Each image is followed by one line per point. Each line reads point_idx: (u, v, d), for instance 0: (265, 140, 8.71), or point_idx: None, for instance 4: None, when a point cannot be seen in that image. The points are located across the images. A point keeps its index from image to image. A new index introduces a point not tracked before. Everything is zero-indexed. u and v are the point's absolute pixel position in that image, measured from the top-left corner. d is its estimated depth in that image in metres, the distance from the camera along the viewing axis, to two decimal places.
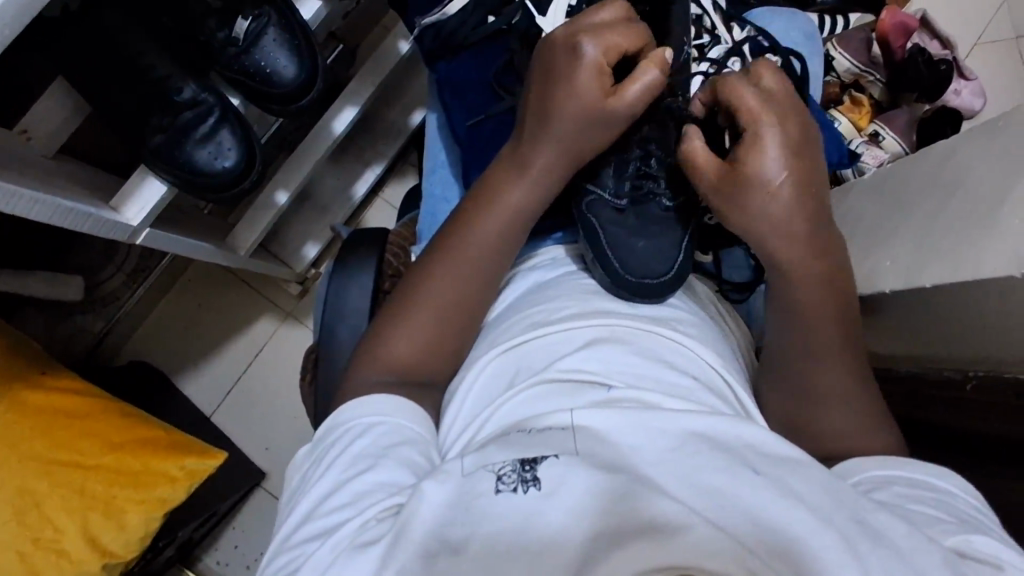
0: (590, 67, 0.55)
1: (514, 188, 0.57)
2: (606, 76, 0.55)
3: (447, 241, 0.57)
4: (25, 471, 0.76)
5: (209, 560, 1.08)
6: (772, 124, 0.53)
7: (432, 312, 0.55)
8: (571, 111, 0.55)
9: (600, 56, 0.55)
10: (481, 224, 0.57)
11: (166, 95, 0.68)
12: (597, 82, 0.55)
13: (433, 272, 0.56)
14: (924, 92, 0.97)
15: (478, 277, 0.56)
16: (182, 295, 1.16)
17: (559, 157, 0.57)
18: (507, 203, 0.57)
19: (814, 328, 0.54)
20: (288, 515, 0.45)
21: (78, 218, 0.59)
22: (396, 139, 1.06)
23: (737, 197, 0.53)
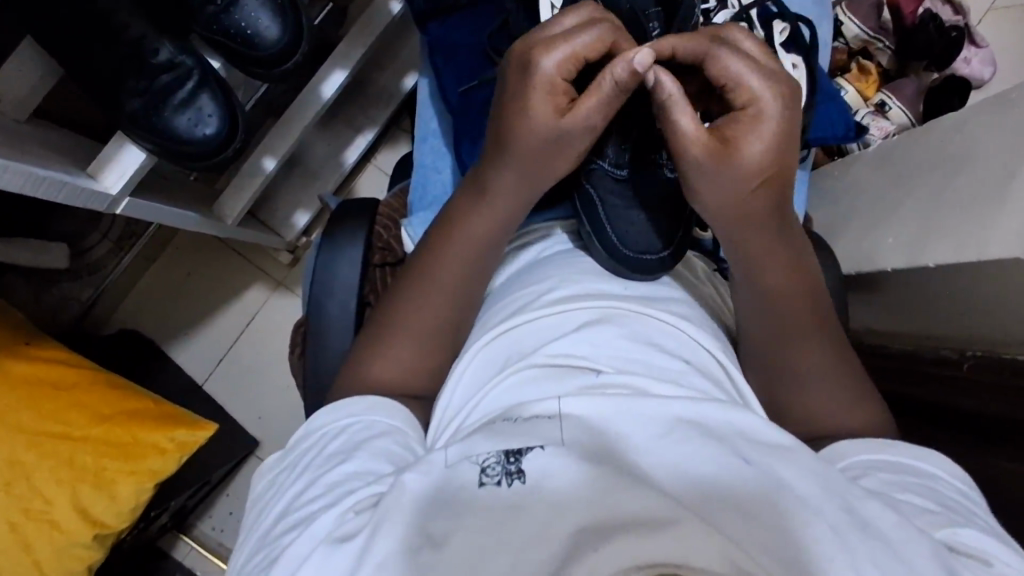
0: (543, 86, 0.51)
1: (475, 214, 0.56)
2: (561, 90, 0.52)
3: (417, 264, 0.57)
4: (13, 441, 0.76)
5: (204, 526, 1.09)
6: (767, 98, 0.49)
7: (407, 337, 0.54)
8: (524, 138, 0.53)
9: (554, 71, 0.51)
10: (443, 251, 0.56)
11: (142, 57, 0.65)
12: (550, 99, 0.52)
13: (407, 303, 0.55)
14: (934, 60, 0.94)
15: (448, 303, 0.55)
16: (170, 264, 1.14)
17: (520, 182, 0.55)
18: (468, 224, 0.56)
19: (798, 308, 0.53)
20: (265, 513, 0.44)
21: (53, 186, 0.56)
22: (388, 104, 1.02)
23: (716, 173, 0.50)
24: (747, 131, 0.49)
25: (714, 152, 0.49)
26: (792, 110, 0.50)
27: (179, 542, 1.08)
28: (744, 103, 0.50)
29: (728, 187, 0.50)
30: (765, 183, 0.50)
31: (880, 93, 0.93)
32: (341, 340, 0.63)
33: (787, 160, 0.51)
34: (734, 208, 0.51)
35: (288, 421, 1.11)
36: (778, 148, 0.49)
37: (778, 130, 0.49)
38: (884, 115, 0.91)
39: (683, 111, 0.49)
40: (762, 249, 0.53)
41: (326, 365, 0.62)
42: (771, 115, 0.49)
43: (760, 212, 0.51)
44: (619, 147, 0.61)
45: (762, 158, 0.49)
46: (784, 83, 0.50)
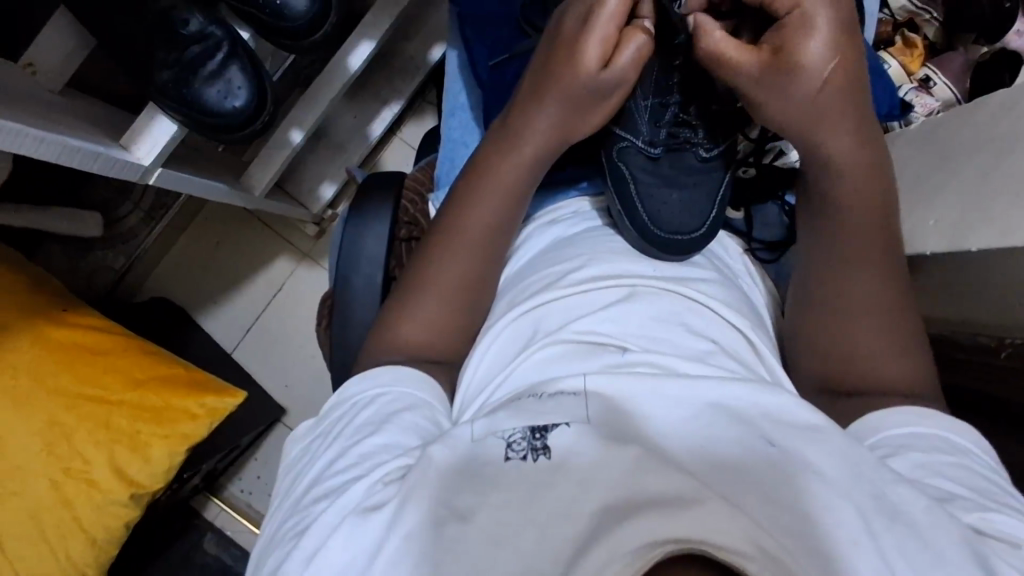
0: (601, 27, 0.54)
1: (505, 164, 0.57)
2: (611, 38, 0.54)
3: (445, 229, 0.57)
4: (53, 403, 0.79)
5: (234, 489, 1.13)
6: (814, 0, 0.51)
7: (435, 303, 0.54)
8: (565, 86, 0.55)
9: (608, 20, 0.53)
10: (473, 206, 0.56)
11: (172, 27, 0.65)
12: (603, 44, 0.54)
13: (433, 264, 0.56)
14: (985, 32, 0.87)
15: (478, 264, 0.56)
16: (199, 234, 1.16)
17: (551, 135, 0.57)
18: (487, 181, 0.57)
19: (855, 250, 0.53)
20: (295, 481, 0.45)
21: (88, 158, 0.57)
22: (415, 76, 1.01)
23: (775, 82, 0.52)
24: (797, 34, 0.51)
25: (762, 60, 0.52)
26: (838, 6, 0.51)
27: (210, 504, 1.12)
28: (786, 12, 0.52)
29: (793, 93, 0.52)
30: (837, 77, 0.52)
31: (925, 68, 0.89)
32: (368, 313, 0.63)
33: (847, 51, 0.52)
34: (811, 108, 0.52)
35: (313, 390, 1.13)
36: (835, 40, 0.51)
37: (831, 21, 0.51)
38: (929, 91, 0.87)
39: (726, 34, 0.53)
40: (844, 144, 0.53)
41: (353, 337, 0.63)
42: (817, 11, 0.51)
43: (835, 107, 0.52)
44: (653, 124, 0.60)
45: (821, 53, 0.51)
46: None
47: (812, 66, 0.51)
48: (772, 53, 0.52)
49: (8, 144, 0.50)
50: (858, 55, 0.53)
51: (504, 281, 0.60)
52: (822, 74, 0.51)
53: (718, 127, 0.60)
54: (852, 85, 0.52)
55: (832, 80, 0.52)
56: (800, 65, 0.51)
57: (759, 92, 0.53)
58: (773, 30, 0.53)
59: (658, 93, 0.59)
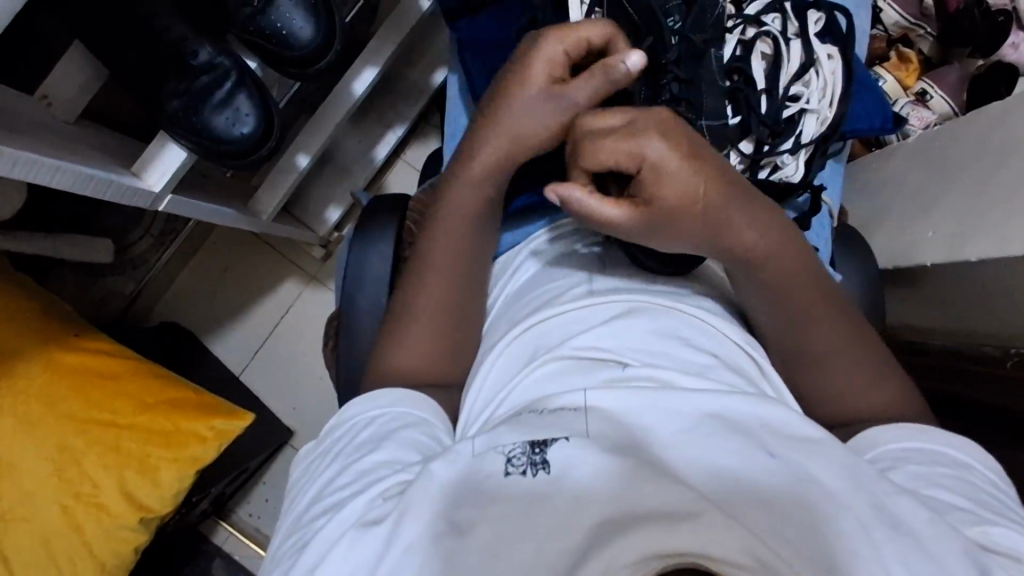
0: (542, 57, 0.53)
1: (462, 189, 0.57)
2: (556, 65, 0.53)
3: (426, 251, 0.57)
4: (64, 428, 0.80)
5: (242, 513, 1.12)
6: (655, 148, 0.46)
7: (429, 326, 0.55)
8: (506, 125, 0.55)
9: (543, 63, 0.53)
10: (440, 244, 0.57)
11: (183, 59, 0.67)
12: (547, 73, 0.53)
13: (420, 288, 0.57)
14: (979, 47, 0.88)
15: (454, 291, 0.56)
16: (207, 258, 1.17)
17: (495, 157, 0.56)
18: (444, 223, 0.58)
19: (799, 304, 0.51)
20: (298, 498, 0.46)
21: (100, 186, 0.59)
22: (418, 99, 1.04)
23: (658, 235, 0.48)
24: (661, 186, 0.46)
25: (638, 223, 0.48)
26: (674, 141, 0.46)
27: (218, 528, 1.12)
28: (637, 168, 0.47)
29: (679, 237, 0.48)
30: (713, 204, 0.47)
31: (921, 81, 0.90)
32: (373, 333, 0.64)
33: (710, 172, 0.47)
34: (704, 230, 0.48)
35: (320, 412, 1.14)
36: (695, 168, 0.46)
37: (681, 159, 0.46)
38: (925, 104, 0.88)
39: (605, 204, 0.48)
40: (750, 231, 0.49)
41: (358, 357, 0.64)
42: (666, 161, 0.46)
43: (729, 219, 0.48)
44: None
45: (690, 189, 0.46)
46: (649, 125, 0.46)
47: (686, 208, 0.47)
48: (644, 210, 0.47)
49: (24, 174, 0.51)
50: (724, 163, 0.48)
51: (502, 298, 0.60)
52: (697, 210, 0.47)
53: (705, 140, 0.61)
54: (732, 191, 0.48)
55: (710, 205, 0.47)
56: (672, 219, 0.47)
57: (647, 239, 0.49)
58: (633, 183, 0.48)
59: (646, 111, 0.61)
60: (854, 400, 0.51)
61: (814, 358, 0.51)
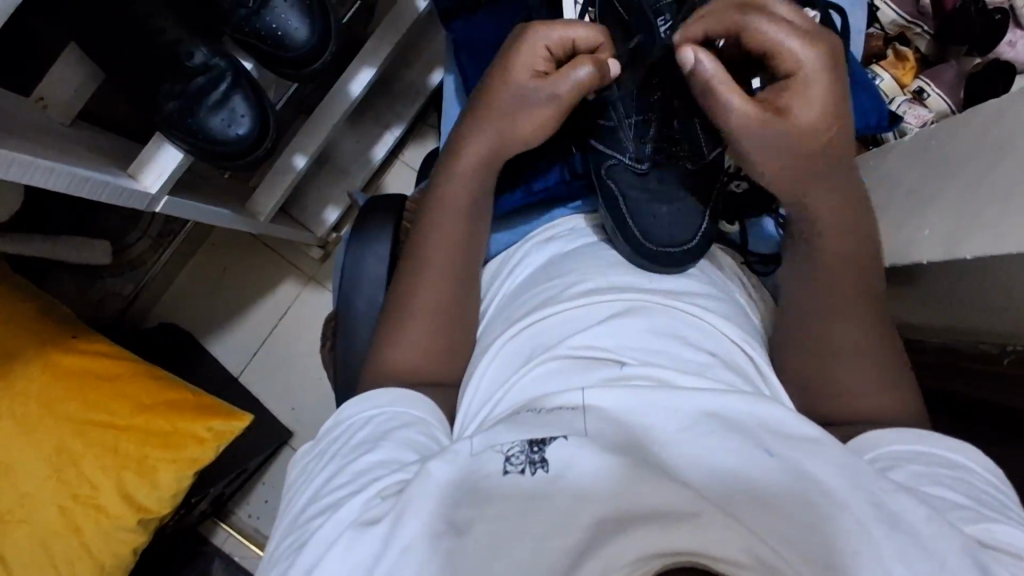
0: (530, 49, 0.56)
1: (451, 183, 0.58)
2: (542, 58, 0.57)
3: (416, 247, 0.58)
4: (62, 429, 0.80)
5: (241, 513, 1.13)
6: (825, 64, 0.50)
7: (422, 323, 0.55)
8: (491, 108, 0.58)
9: (535, 47, 0.56)
10: (433, 235, 0.58)
11: (178, 60, 0.67)
12: (535, 65, 0.57)
13: (411, 284, 0.57)
14: (976, 45, 0.88)
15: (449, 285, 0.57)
16: (205, 259, 1.17)
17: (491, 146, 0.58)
18: (437, 217, 0.58)
19: (836, 281, 0.54)
20: (295, 499, 0.46)
21: (97, 187, 0.59)
22: (416, 100, 1.04)
23: (763, 140, 0.52)
24: (799, 97, 0.51)
25: (763, 118, 0.51)
26: (839, 68, 0.51)
27: (217, 529, 1.12)
28: (790, 73, 0.51)
29: (783, 150, 0.52)
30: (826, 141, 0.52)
31: (918, 80, 0.90)
32: (370, 333, 0.64)
33: (844, 113, 0.52)
34: (805, 158, 0.52)
35: (319, 413, 1.14)
36: (831, 111, 0.51)
37: (829, 81, 0.51)
38: (922, 103, 0.88)
39: (730, 91, 0.51)
40: (829, 207, 0.54)
41: (356, 357, 0.64)
42: (819, 77, 0.51)
43: (825, 161, 0.53)
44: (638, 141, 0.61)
45: (811, 123, 0.51)
46: (831, 42, 0.51)
47: (806, 129, 0.51)
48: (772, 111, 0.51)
49: (20, 176, 0.51)
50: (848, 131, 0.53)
51: (500, 296, 0.60)
52: (819, 138, 0.52)
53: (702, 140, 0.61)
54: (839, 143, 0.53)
55: (825, 145, 0.52)
56: (793, 131, 0.51)
57: (746, 141, 0.52)
58: (773, 88, 0.53)
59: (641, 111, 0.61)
60: (854, 400, 0.51)
61: (819, 347, 0.53)
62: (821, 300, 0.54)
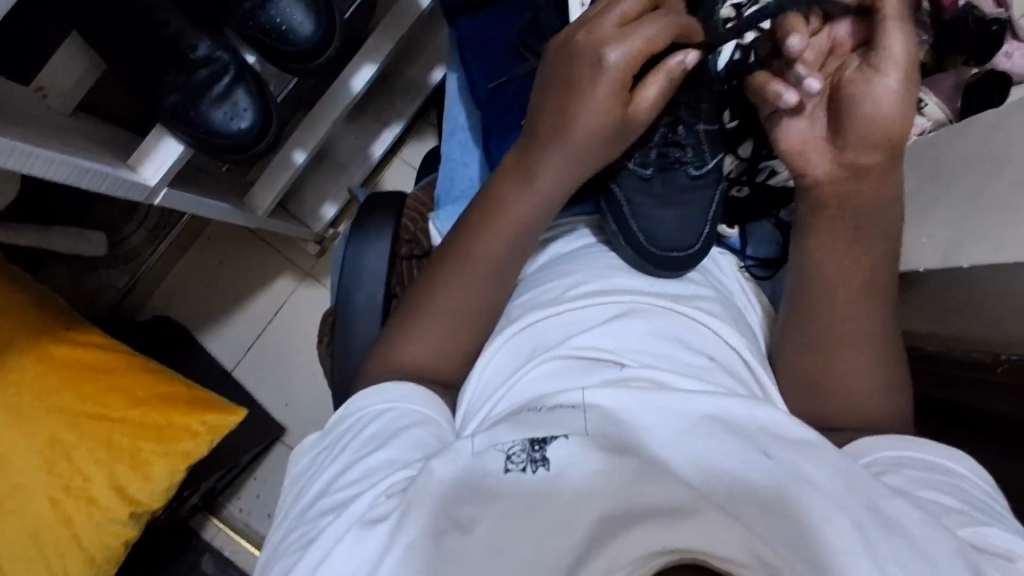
0: (611, 82, 0.51)
1: (517, 201, 0.55)
2: (624, 85, 0.52)
3: (452, 254, 0.56)
4: (55, 422, 0.79)
5: (232, 509, 1.12)
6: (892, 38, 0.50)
7: (440, 327, 0.55)
8: (583, 137, 0.53)
9: (621, 69, 0.51)
10: (487, 243, 0.55)
11: (181, 52, 0.67)
12: (617, 97, 0.52)
13: (442, 285, 0.55)
14: (974, 55, 0.91)
15: (482, 294, 0.55)
16: (202, 251, 1.17)
17: (564, 172, 0.55)
18: (499, 230, 0.56)
19: (835, 279, 0.53)
20: (302, 492, 0.46)
21: (96, 178, 0.58)
22: (416, 97, 1.03)
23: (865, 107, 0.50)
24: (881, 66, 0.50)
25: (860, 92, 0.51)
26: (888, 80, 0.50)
27: (208, 524, 1.12)
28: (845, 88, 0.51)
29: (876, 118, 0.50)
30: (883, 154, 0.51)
31: (916, 89, 0.90)
32: (369, 330, 0.64)
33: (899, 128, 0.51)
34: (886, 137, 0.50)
35: (313, 409, 1.13)
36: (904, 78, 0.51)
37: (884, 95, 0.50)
38: (920, 112, 0.89)
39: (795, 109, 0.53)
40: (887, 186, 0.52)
41: (354, 353, 0.64)
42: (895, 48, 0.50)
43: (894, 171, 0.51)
44: (643, 147, 0.60)
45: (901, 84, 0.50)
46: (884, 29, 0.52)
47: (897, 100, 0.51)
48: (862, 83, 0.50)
49: (20, 166, 0.51)
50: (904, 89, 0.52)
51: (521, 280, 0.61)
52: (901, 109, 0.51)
53: (708, 144, 0.61)
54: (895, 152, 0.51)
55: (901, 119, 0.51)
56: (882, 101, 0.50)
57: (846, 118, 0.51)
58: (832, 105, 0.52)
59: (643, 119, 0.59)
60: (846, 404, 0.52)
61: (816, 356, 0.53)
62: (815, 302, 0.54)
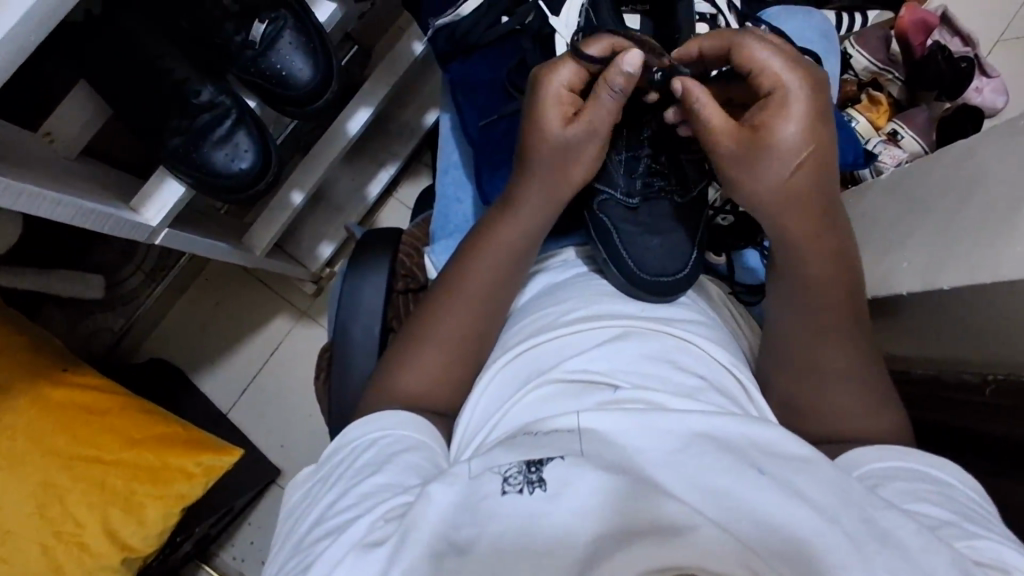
0: (550, 98, 0.56)
1: (507, 229, 0.58)
2: (567, 100, 0.56)
3: (447, 283, 0.58)
4: (47, 465, 0.78)
5: (225, 556, 1.10)
6: (799, 88, 0.51)
7: (434, 355, 0.56)
8: (538, 152, 0.57)
9: (559, 87, 0.56)
10: (477, 272, 0.58)
11: (185, 98, 0.70)
12: (560, 110, 0.56)
13: (436, 314, 0.57)
14: (944, 91, 0.96)
15: (476, 322, 0.57)
16: (199, 293, 1.18)
17: (548, 199, 0.58)
18: (486, 258, 0.58)
19: (813, 301, 0.54)
20: (298, 522, 0.46)
21: (99, 219, 0.60)
22: (410, 139, 1.07)
23: (751, 159, 0.52)
24: (775, 115, 0.51)
25: (747, 139, 0.52)
26: (816, 91, 0.51)
27: (201, 572, 1.09)
28: (769, 90, 0.52)
29: (769, 168, 0.52)
30: (793, 187, 0.52)
31: (891, 122, 0.94)
32: (366, 363, 0.65)
33: (822, 134, 0.51)
34: (779, 188, 0.52)
35: (309, 449, 1.13)
36: (811, 130, 0.51)
37: (805, 98, 0.51)
38: (897, 144, 0.92)
39: (711, 109, 0.53)
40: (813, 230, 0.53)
41: (351, 386, 0.64)
42: (797, 95, 0.51)
43: (807, 190, 0.52)
44: (628, 176, 0.63)
45: (805, 134, 0.51)
46: (808, 69, 0.52)
47: (797, 150, 0.51)
48: (752, 131, 0.52)
49: (28, 208, 0.53)
50: (829, 134, 0.52)
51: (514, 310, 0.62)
52: (803, 161, 0.51)
53: (688, 173, 0.63)
54: (821, 164, 0.52)
55: (812, 167, 0.52)
56: (776, 148, 0.51)
57: (734, 165, 0.53)
58: (756, 106, 0.53)
59: (628, 149, 0.63)
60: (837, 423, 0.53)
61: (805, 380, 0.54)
62: (801, 319, 0.55)
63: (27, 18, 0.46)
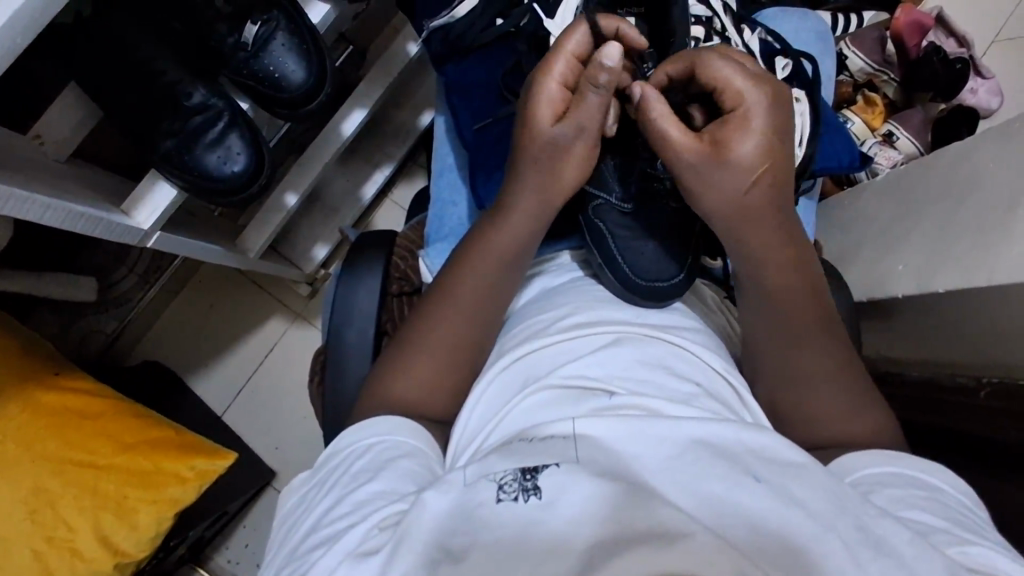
0: (546, 97, 0.55)
1: (501, 232, 0.58)
2: (561, 98, 0.56)
3: (442, 287, 0.58)
4: (38, 470, 0.77)
5: (220, 559, 1.09)
6: (760, 103, 0.51)
7: (428, 360, 0.55)
8: (528, 150, 0.57)
9: (552, 84, 0.56)
10: (472, 276, 0.57)
11: (177, 100, 0.69)
12: (552, 107, 0.56)
13: (431, 318, 0.57)
14: (940, 91, 0.96)
15: (471, 327, 0.57)
16: (193, 295, 1.17)
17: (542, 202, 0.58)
18: (480, 261, 0.58)
19: (802, 309, 0.54)
20: (293, 529, 0.46)
21: (89, 223, 0.59)
22: (406, 140, 1.06)
23: (709, 172, 0.52)
24: (735, 130, 0.51)
25: (704, 152, 0.52)
26: (775, 108, 0.52)
27: None
28: (730, 107, 0.52)
29: (726, 183, 0.52)
30: (748, 201, 0.52)
31: (887, 124, 0.94)
32: (361, 367, 0.64)
33: (780, 152, 0.52)
34: (735, 201, 0.52)
35: (303, 451, 1.12)
36: (769, 146, 0.51)
37: (764, 114, 0.51)
38: (892, 145, 0.92)
39: (668, 118, 0.53)
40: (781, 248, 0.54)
41: (345, 390, 0.64)
42: (757, 111, 0.51)
43: (763, 206, 0.53)
44: (623, 182, 0.62)
45: (762, 148, 0.51)
46: (770, 85, 0.52)
47: (753, 165, 0.51)
48: (710, 144, 0.52)
49: (16, 211, 0.52)
50: (787, 154, 0.53)
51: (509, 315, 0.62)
52: (761, 177, 0.52)
53: None
54: (776, 177, 0.52)
55: (769, 184, 0.52)
56: (734, 163, 0.51)
57: (691, 175, 0.53)
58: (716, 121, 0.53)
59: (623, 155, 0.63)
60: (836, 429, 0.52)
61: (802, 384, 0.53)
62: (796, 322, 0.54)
63: (13, 20, 0.46)
